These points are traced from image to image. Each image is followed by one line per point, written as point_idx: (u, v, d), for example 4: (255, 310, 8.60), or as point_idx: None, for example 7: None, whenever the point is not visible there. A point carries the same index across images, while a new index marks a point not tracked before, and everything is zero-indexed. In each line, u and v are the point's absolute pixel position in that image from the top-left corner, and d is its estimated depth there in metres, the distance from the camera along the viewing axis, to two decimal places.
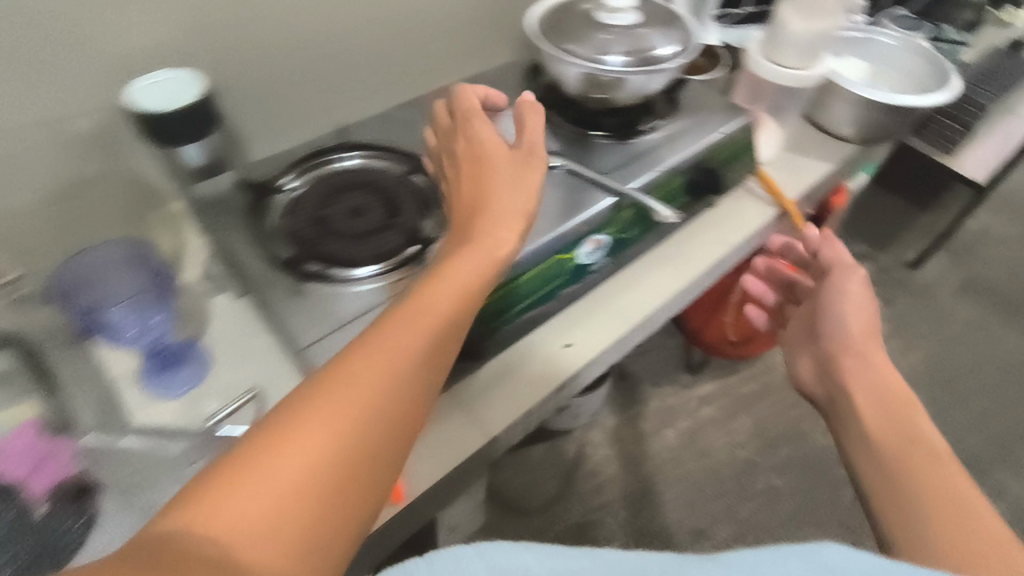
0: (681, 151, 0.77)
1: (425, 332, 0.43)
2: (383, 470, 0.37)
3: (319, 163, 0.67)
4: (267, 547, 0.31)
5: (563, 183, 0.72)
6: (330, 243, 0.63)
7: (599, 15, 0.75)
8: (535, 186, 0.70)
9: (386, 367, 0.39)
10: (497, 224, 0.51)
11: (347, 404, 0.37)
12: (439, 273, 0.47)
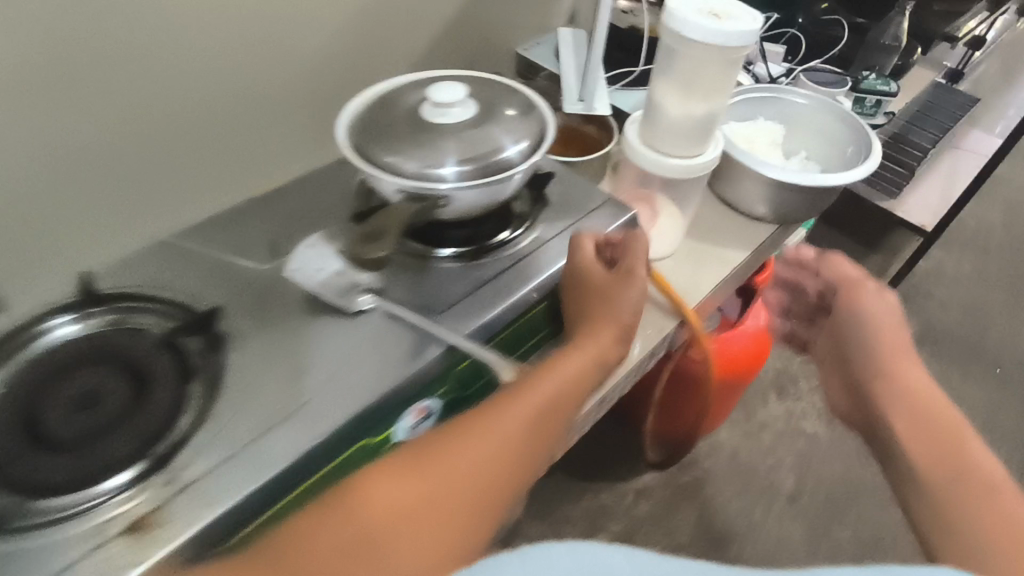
0: (535, 272, 0.62)
1: (515, 445, 0.46)
2: (455, 528, 0.40)
3: (25, 344, 0.52)
4: (355, 551, 0.37)
5: (379, 333, 0.56)
6: (50, 460, 0.46)
7: (431, 114, 0.59)
8: (333, 343, 0.54)
9: (484, 448, 0.44)
10: (597, 309, 0.59)
11: (431, 488, 0.41)
12: (535, 383, 0.51)
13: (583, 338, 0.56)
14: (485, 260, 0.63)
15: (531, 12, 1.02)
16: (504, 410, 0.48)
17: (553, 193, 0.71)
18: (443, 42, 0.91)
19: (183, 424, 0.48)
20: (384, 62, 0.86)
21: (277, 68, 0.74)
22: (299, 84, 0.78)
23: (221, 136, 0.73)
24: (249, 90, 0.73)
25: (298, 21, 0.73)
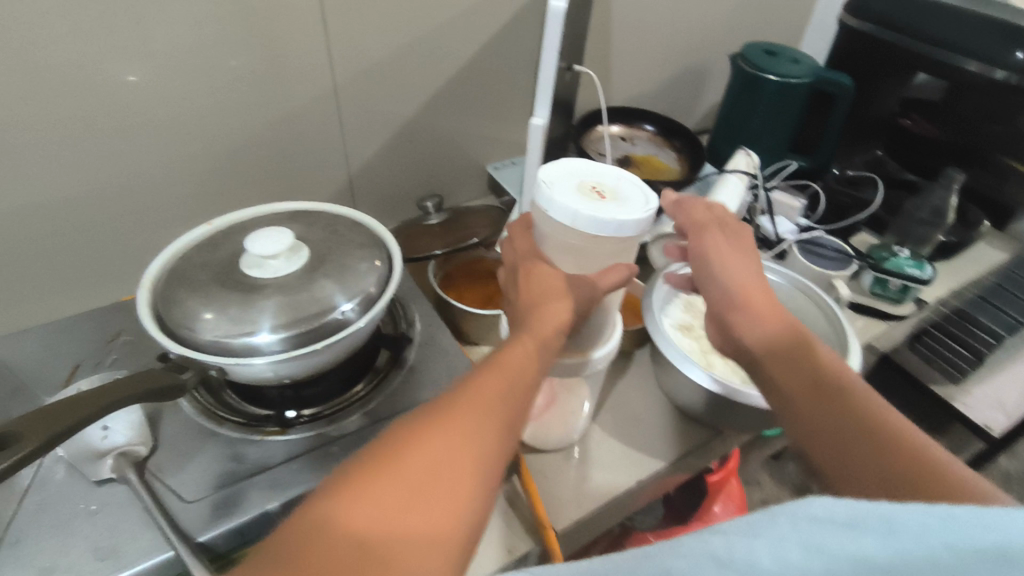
0: (333, 461, 0.51)
1: (484, 439, 0.38)
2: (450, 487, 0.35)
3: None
4: (371, 534, 0.32)
5: (112, 513, 0.47)
6: None
7: (246, 263, 0.52)
8: (59, 521, 0.46)
9: (483, 416, 0.39)
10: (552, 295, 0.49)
11: (413, 488, 0.34)
12: (487, 373, 0.42)
13: (534, 328, 0.47)
14: (289, 429, 0.54)
15: (507, 131, 0.94)
16: (460, 403, 0.40)
17: (414, 358, 0.60)
18: (391, 154, 0.85)
19: None
20: (316, 170, 0.81)
21: (180, 171, 0.72)
22: (207, 187, 0.75)
23: (131, 223, 0.72)
24: (144, 190, 0.71)
25: (238, 112, 0.71)
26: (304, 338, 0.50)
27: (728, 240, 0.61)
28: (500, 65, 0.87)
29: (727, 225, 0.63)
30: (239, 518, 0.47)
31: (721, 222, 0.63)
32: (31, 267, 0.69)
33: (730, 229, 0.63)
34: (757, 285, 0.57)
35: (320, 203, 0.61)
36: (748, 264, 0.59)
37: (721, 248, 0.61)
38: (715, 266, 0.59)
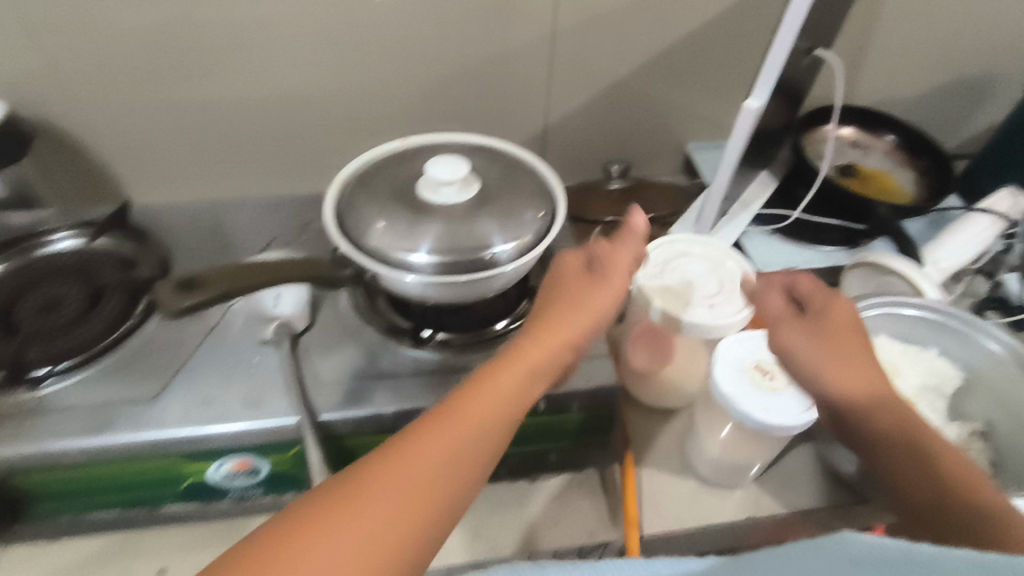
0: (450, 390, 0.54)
1: (530, 382, 0.43)
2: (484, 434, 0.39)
3: (32, 241, 0.61)
4: (422, 472, 0.36)
5: (264, 369, 0.54)
6: (26, 322, 0.55)
7: (421, 185, 0.55)
8: (226, 362, 0.54)
9: (516, 390, 0.42)
10: (568, 291, 0.47)
11: (446, 452, 0.38)
12: (527, 356, 0.44)
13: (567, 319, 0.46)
14: (420, 349, 0.57)
15: (720, 110, 0.87)
16: (495, 380, 0.42)
17: None
18: (591, 111, 0.83)
19: (105, 342, 0.54)
20: (514, 113, 0.81)
21: (396, 89, 0.76)
22: (412, 109, 0.79)
23: (348, 127, 0.79)
24: (361, 101, 0.76)
25: (461, 43, 0.74)
26: (453, 265, 0.52)
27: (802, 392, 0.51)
28: (727, 38, 0.80)
29: (776, 305, 0.54)
30: (362, 411, 0.52)
31: (777, 317, 0.53)
32: (262, 151, 0.78)
33: (765, 290, 0.55)
34: (843, 368, 0.49)
35: (505, 142, 0.61)
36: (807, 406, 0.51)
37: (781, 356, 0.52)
38: (803, 366, 0.50)
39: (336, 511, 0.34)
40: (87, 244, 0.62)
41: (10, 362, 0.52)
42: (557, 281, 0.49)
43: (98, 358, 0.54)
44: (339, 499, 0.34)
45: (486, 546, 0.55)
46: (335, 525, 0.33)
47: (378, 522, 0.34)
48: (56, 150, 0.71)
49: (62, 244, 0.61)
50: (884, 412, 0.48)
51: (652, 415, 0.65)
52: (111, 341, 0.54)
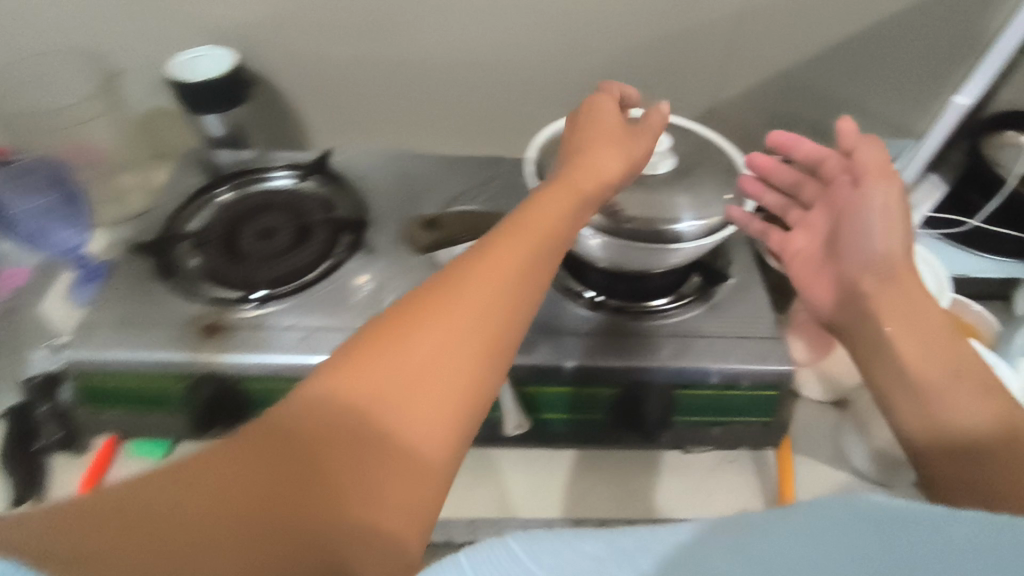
0: (624, 351, 0.55)
1: (530, 259, 0.41)
2: (482, 294, 0.38)
3: (256, 176, 0.69)
4: (416, 352, 0.36)
5: None
6: (247, 246, 0.62)
7: None
8: None
9: (518, 253, 0.41)
10: (598, 146, 0.49)
11: (447, 331, 0.36)
12: (527, 225, 0.43)
13: (568, 187, 0.46)
14: (595, 312, 0.59)
15: (893, 109, 0.84)
16: (492, 252, 0.40)
17: (721, 297, 0.61)
18: (758, 99, 0.82)
19: (312, 273, 0.60)
20: (685, 92, 0.81)
21: (576, 58, 0.77)
22: (587, 79, 0.79)
23: (522, 99, 0.81)
24: (539, 74, 0.78)
25: (646, 23, 0.75)
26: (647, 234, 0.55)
27: (827, 256, 0.56)
28: (917, 32, 0.77)
29: (873, 165, 0.53)
30: (535, 361, 0.54)
31: (864, 175, 0.53)
32: (436, 114, 0.82)
33: (860, 149, 0.54)
34: (896, 237, 0.51)
35: (691, 122, 0.63)
36: (822, 271, 0.56)
37: (843, 213, 0.55)
38: (866, 223, 0.52)
39: (314, 415, 0.34)
40: (292, 184, 0.69)
41: (243, 282, 0.59)
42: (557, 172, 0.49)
43: (304, 287, 0.59)
44: (325, 397, 0.34)
45: (643, 506, 0.58)
46: (314, 431, 0.33)
47: (375, 403, 0.34)
48: (263, 99, 0.79)
49: (280, 182, 0.69)
50: (903, 299, 0.48)
51: (802, 405, 0.66)
52: (318, 273, 0.60)
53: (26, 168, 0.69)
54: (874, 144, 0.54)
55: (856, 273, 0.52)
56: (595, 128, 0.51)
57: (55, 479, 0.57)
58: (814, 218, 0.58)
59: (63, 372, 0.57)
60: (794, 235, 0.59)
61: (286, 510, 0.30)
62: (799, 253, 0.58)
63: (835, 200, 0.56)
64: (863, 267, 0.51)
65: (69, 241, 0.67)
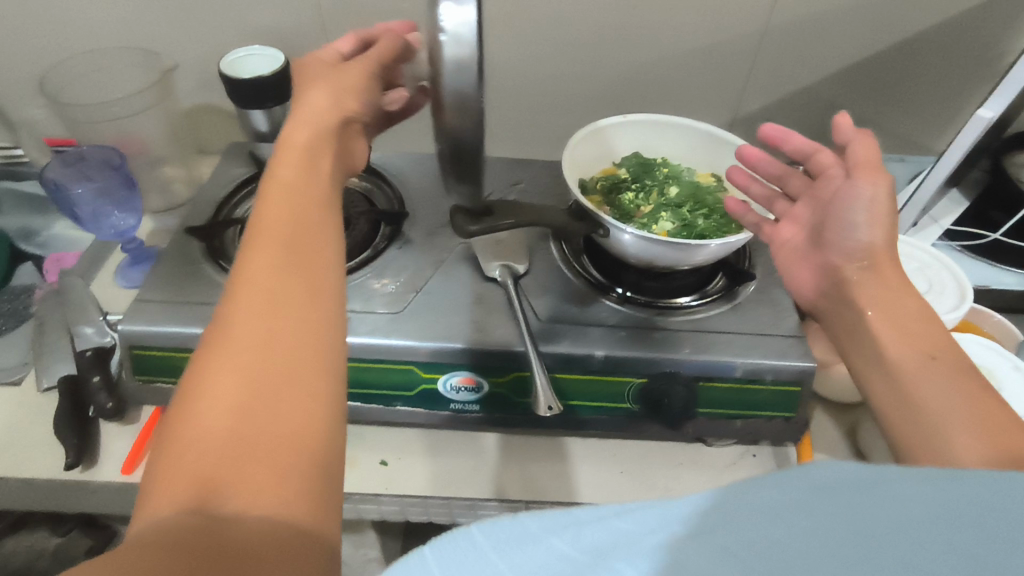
0: (652, 343, 0.57)
1: (296, 247, 0.37)
2: (265, 311, 0.34)
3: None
4: (215, 409, 0.30)
5: (488, 302, 0.61)
6: None
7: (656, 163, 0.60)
8: (453, 292, 0.61)
9: (279, 254, 0.36)
10: (310, 93, 0.49)
11: (248, 366, 0.32)
12: (281, 222, 0.38)
13: (300, 169, 0.42)
14: (622, 307, 0.61)
15: (915, 124, 0.86)
16: (249, 277, 0.35)
17: (744, 297, 0.63)
18: (781, 112, 0.85)
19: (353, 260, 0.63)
20: (712, 103, 0.84)
21: (604, 67, 0.80)
22: (614, 87, 0.82)
23: (554, 104, 0.84)
24: (571, 81, 0.81)
25: (675, 35, 0.77)
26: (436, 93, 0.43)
27: (813, 246, 0.56)
28: (941, 51, 0.79)
29: (866, 158, 0.53)
30: (564, 349, 0.56)
31: (855, 168, 0.53)
32: None
33: (854, 143, 0.55)
34: (880, 229, 0.51)
35: (720, 130, 0.67)
36: (806, 258, 0.56)
37: (829, 205, 0.55)
38: (852, 211, 0.52)
39: (145, 533, 0.27)
40: None
41: None
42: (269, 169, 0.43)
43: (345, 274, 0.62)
44: (147, 516, 0.28)
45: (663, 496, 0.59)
46: (153, 538, 0.26)
47: (202, 473, 0.28)
48: None
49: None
50: (881, 282, 0.50)
51: (823, 406, 0.67)
52: (358, 260, 0.63)
53: (80, 155, 0.72)
54: (864, 142, 0.54)
55: (838, 261, 0.53)
56: (310, 97, 0.48)
57: (104, 446, 0.60)
58: (799, 209, 0.59)
59: (114, 346, 0.63)
60: (779, 226, 0.59)
61: (224, 529, 0.27)
62: (786, 242, 0.58)
63: (820, 192, 0.57)
64: (844, 255, 0.52)
65: (121, 223, 0.70)
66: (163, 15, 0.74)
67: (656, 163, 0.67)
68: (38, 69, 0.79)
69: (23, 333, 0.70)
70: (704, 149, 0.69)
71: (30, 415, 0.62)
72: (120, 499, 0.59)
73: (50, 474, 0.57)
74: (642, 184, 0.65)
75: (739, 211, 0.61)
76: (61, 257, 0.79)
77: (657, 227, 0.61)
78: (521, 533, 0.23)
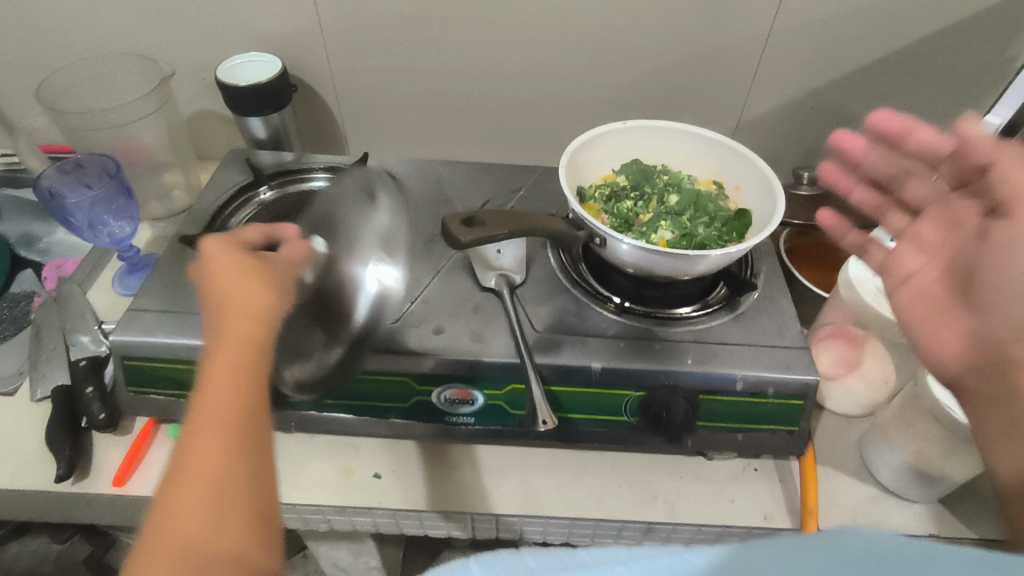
0: (650, 354, 0.56)
1: (238, 440, 0.37)
2: (203, 517, 0.34)
3: (298, 178, 0.73)
4: None
5: (484, 312, 0.60)
6: None
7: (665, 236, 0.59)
8: (450, 302, 0.60)
9: (216, 454, 0.36)
10: (223, 269, 0.44)
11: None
12: (220, 415, 0.38)
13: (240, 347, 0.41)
14: (620, 317, 0.60)
15: (923, 129, 0.84)
16: (185, 484, 0.35)
17: (746, 307, 0.61)
18: (786, 117, 0.83)
19: None
20: (715, 108, 0.82)
21: (606, 70, 0.79)
22: (616, 91, 0.81)
23: (554, 109, 0.83)
24: (572, 86, 0.80)
25: (676, 40, 0.76)
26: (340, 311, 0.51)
27: (955, 292, 0.45)
28: (950, 54, 0.77)
29: (1021, 190, 0.41)
30: (562, 361, 0.55)
31: (1011, 205, 0.41)
32: (470, 120, 0.84)
33: (1004, 162, 0.43)
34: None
35: (722, 136, 0.66)
36: (949, 316, 0.45)
37: (982, 251, 0.43)
38: (1017, 265, 0.39)
39: None
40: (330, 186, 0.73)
41: None
42: (217, 324, 0.42)
43: None
44: None
45: (663, 510, 0.58)
46: None
47: None
48: (305, 103, 0.82)
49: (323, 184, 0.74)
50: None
51: (829, 417, 0.66)
52: None
53: (77, 163, 0.72)
54: (1022, 158, 0.42)
55: (1002, 328, 0.40)
56: (217, 270, 0.44)
57: (97, 457, 0.59)
58: (927, 225, 0.50)
59: (108, 356, 0.62)
60: (910, 254, 0.50)
61: None
62: (914, 275, 0.48)
63: (961, 220, 0.47)
64: (1010, 322, 0.39)
65: (117, 231, 0.71)
66: (161, 22, 0.74)
67: (655, 170, 0.66)
68: (39, 75, 0.79)
69: (22, 340, 0.70)
70: (705, 155, 0.67)
71: (26, 423, 0.62)
72: (113, 509, 0.58)
73: (41, 485, 0.57)
74: (641, 191, 0.64)
75: (840, 232, 0.57)
76: (60, 264, 0.79)
77: (656, 235, 0.60)
78: (517, 573, 0.27)
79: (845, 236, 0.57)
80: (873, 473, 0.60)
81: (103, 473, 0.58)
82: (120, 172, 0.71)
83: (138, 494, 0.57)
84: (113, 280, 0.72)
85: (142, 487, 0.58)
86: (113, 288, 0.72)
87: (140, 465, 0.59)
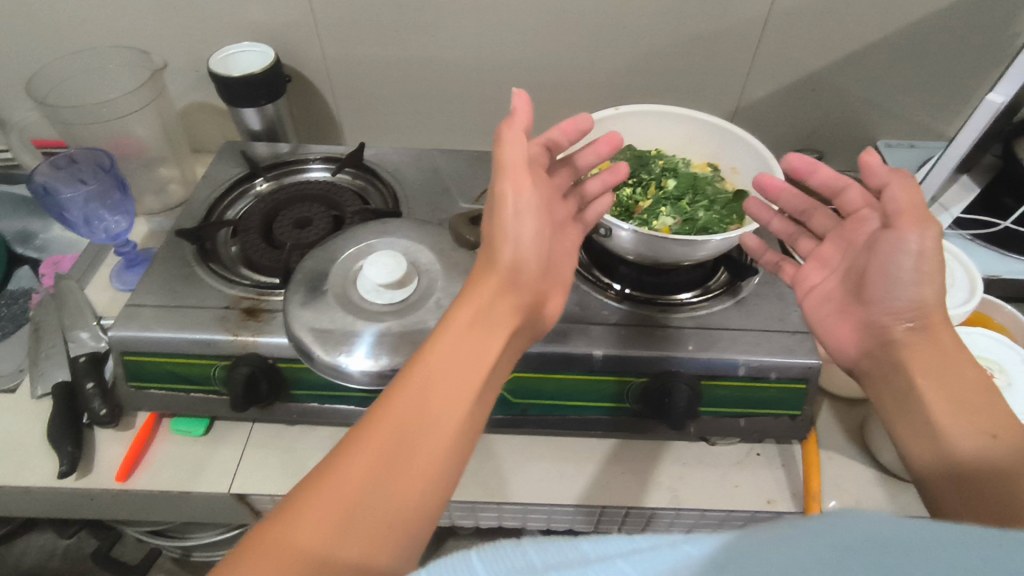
0: (652, 341, 0.56)
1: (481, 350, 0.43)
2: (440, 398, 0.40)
3: (294, 171, 0.73)
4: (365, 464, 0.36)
5: None
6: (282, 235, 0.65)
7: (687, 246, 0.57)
8: None
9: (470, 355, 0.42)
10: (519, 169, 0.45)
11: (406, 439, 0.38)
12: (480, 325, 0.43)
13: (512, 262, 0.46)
14: (622, 305, 0.60)
15: (924, 109, 0.84)
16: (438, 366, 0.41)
17: (748, 292, 0.61)
18: (786, 99, 0.83)
19: None
20: (714, 91, 0.82)
21: (603, 55, 0.78)
22: (614, 76, 0.80)
23: (552, 95, 0.82)
24: (569, 72, 0.79)
25: (675, 23, 0.75)
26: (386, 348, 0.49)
27: (851, 296, 0.50)
28: (951, 33, 0.76)
29: (909, 202, 0.46)
30: (563, 349, 0.55)
31: (896, 216, 0.46)
32: (465, 108, 0.83)
33: (890, 184, 0.47)
34: (933, 283, 0.45)
35: (721, 120, 0.65)
36: (846, 312, 0.51)
37: (869, 254, 0.48)
38: (897, 267, 0.46)
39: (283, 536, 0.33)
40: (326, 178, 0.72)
41: (281, 266, 0.61)
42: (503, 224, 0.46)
43: None
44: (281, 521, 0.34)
45: (667, 496, 0.58)
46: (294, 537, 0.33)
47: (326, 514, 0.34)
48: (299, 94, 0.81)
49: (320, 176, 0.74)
50: (919, 351, 0.45)
51: (830, 401, 0.66)
52: None
53: (71, 157, 0.71)
54: (908, 181, 0.47)
55: (885, 320, 0.47)
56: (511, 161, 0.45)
57: (100, 453, 0.59)
58: (829, 250, 0.53)
59: (108, 352, 0.62)
60: (813, 278, 0.54)
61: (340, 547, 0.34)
62: (814, 288, 0.53)
63: (852, 234, 0.51)
64: (892, 313, 0.46)
65: (114, 227, 0.70)
66: (151, 13, 0.73)
67: (654, 156, 0.66)
68: (30, 69, 0.78)
69: (22, 337, 0.70)
70: (703, 139, 0.67)
71: (27, 421, 0.62)
72: (118, 504, 0.59)
73: (44, 482, 0.57)
74: (640, 178, 0.64)
75: (760, 252, 0.59)
76: (56, 261, 0.79)
77: (658, 222, 0.60)
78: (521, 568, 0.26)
79: (764, 255, 0.59)
80: (876, 456, 0.60)
81: (107, 468, 0.58)
82: (115, 166, 0.70)
83: (142, 489, 0.57)
84: (110, 276, 0.72)
85: (146, 482, 0.58)
86: (111, 283, 0.71)
87: (143, 461, 0.59)
